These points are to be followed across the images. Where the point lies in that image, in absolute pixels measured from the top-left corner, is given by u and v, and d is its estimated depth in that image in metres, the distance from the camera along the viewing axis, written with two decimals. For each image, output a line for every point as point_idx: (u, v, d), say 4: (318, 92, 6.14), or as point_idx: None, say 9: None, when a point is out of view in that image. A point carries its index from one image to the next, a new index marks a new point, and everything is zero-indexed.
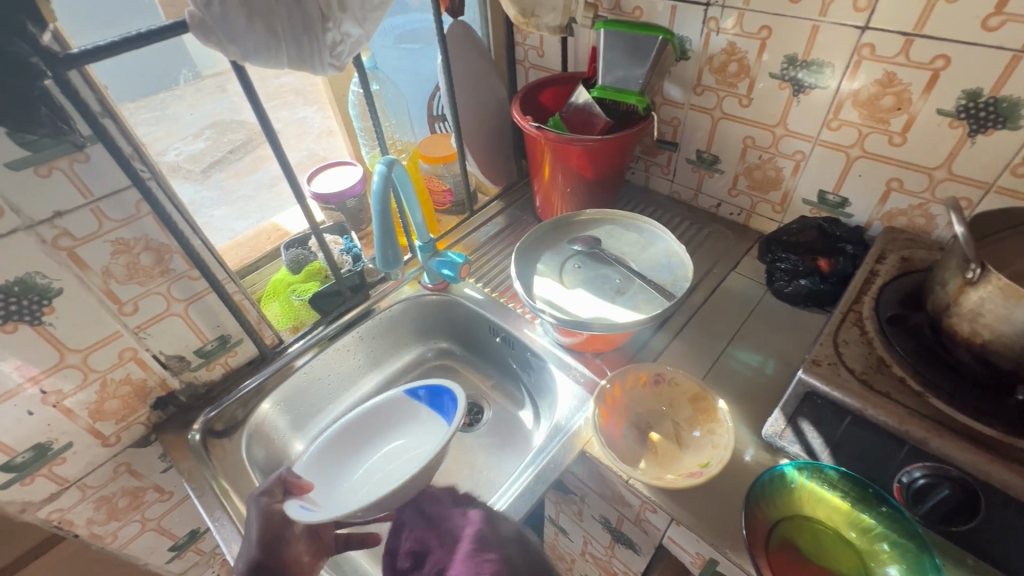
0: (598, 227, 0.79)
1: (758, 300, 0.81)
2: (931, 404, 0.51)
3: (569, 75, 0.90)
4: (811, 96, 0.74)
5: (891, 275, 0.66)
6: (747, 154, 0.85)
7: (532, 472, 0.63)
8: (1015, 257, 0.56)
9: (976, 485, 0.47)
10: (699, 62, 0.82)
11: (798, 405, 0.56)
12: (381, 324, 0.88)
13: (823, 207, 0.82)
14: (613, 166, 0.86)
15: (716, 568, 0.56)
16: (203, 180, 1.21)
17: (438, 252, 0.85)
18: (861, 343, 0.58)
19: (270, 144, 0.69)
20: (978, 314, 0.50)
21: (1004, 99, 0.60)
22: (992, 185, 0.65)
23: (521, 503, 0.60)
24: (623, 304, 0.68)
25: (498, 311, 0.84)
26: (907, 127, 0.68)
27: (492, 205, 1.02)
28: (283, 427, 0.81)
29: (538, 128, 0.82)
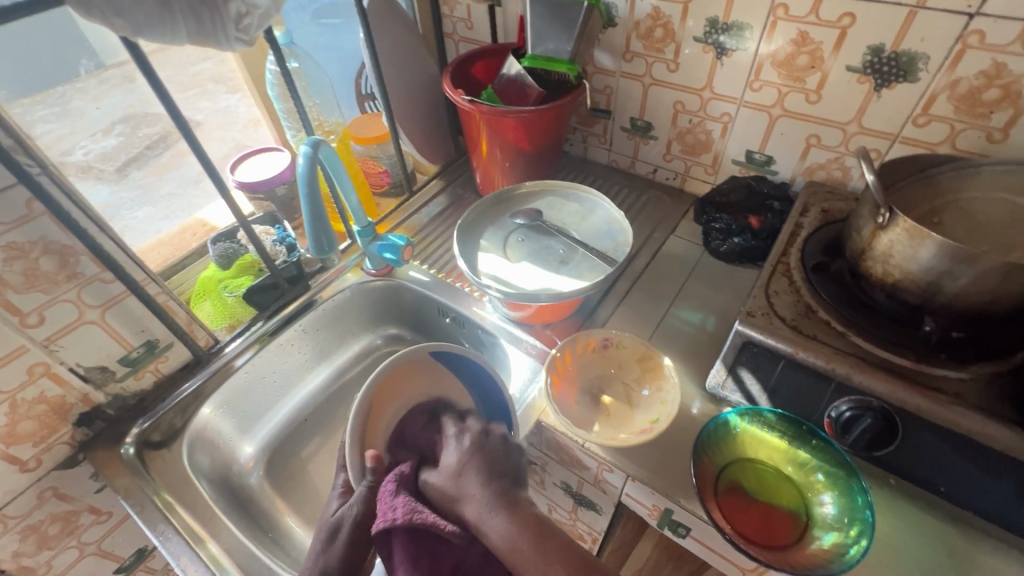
0: (538, 200, 0.79)
1: (696, 260, 0.84)
2: (853, 343, 0.55)
3: (500, 47, 0.88)
4: (733, 58, 0.76)
5: (814, 227, 0.70)
6: (678, 119, 0.87)
7: None
8: (921, 201, 0.59)
9: (894, 412, 0.51)
10: (626, 28, 0.82)
11: (736, 355, 0.59)
12: (324, 315, 0.85)
13: (750, 166, 0.85)
14: (549, 137, 0.85)
15: (672, 517, 0.59)
16: (118, 180, 1.11)
17: (378, 236, 0.83)
18: (790, 293, 0.61)
19: (182, 130, 0.64)
20: (889, 255, 0.54)
21: (903, 53, 0.64)
22: (897, 136, 0.70)
23: None
24: (567, 274, 0.68)
25: (446, 292, 0.83)
26: (821, 85, 0.71)
27: (432, 185, 1.00)
28: (228, 431, 0.77)
29: (470, 102, 0.80)
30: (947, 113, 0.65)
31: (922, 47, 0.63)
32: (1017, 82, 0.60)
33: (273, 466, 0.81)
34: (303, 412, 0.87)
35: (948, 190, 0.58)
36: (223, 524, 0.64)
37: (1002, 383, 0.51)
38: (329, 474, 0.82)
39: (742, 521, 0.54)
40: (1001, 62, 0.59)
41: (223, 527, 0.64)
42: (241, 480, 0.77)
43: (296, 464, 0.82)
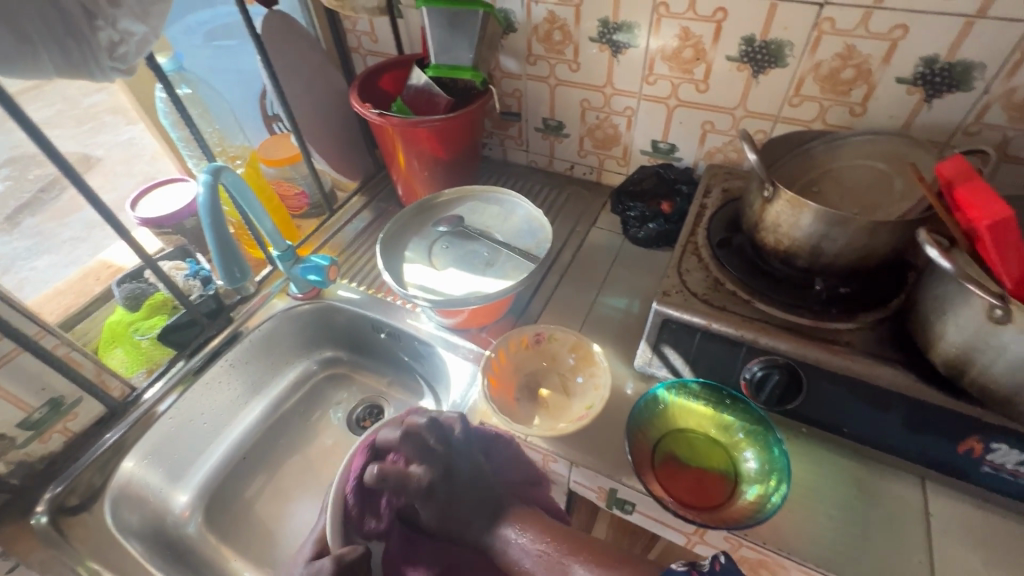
0: (459, 206, 0.80)
1: (618, 248, 0.88)
2: (759, 308, 0.60)
3: (406, 58, 0.89)
4: (627, 55, 0.80)
5: (717, 206, 0.75)
6: (587, 116, 0.91)
7: None
8: (801, 173, 0.65)
9: (799, 367, 0.56)
10: (526, 33, 0.85)
11: (658, 333, 0.63)
12: (253, 346, 0.82)
13: (657, 155, 0.90)
14: (465, 144, 0.87)
15: (617, 495, 0.61)
16: (9, 230, 1.01)
17: (300, 259, 0.80)
18: (700, 269, 0.66)
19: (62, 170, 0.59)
20: (777, 226, 0.59)
21: (772, 41, 0.70)
22: (778, 117, 0.76)
23: None
24: (494, 275, 0.70)
25: (378, 308, 0.82)
26: (707, 75, 0.77)
27: (354, 202, 0.98)
28: (157, 482, 0.72)
29: (380, 115, 0.80)
30: (815, 93, 0.72)
31: (786, 35, 0.69)
32: (867, 61, 0.67)
33: (212, 512, 0.77)
34: (240, 450, 0.83)
35: (822, 161, 0.64)
36: None
37: (884, 327, 0.57)
38: (276, 508, 0.79)
39: (679, 488, 0.58)
40: (851, 45, 0.66)
41: None
42: (178, 531, 0.73)
43: (241, 504, 0.79)
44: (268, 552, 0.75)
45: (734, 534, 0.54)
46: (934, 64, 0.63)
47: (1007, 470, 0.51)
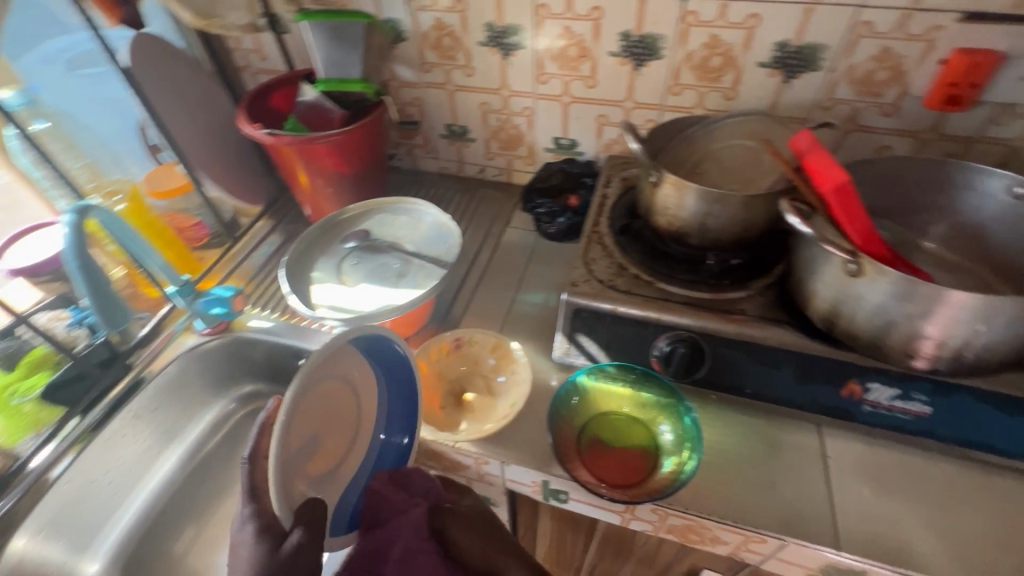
0: (367, 220, 0.79)
1: (533, 245, 0.89)
2: (660, 288, 0.63)
3: (294, 74, 0.86)
4: (517, 56, 0.82)
5: (617, 195, 0.78)
6: (488, 118, 0.92)
7: None
8: (686, 157, 0.69)
9: (700, 338, 0.60)
10: (416, 41, 0.85)
11: (571, 323, 0.65)
12: (159, 392, 0.77)
13: (560, 151, 0.92)
14: (367, 156, 0.85)
15: (551, 486, 0.61)
16: None
17: (201, 292, 0.78)
18: (605, 257, 0.68)
19: None
20: (666, 209, 0.63)
21: (647, 35, 0.74)
22: (663, 106, 0.80)
23: None
24: (406, 286, 0.69)
25: (295, 333, 0.79)
26: (594, 71, 0.80)
27: (259, 227, 0.94)
28: (58, 556, 0.67)
29: (271, 134, 0.77)
30: (692, 81, 0.76)
31: (658, 29, 0.73)
32: (731, 49, 0.72)
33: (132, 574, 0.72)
34: (157, 506, 0.77)
35: (702, 144, 0.69)
36: None
37: (770, 292, 0.62)
38: (208, 560, 0.74)
39: (604, 469, 0.60)
40: (715, 35, 0.71)
41: None
42: None
43: (167, 562, 0.74)
44: None
45: (659, 505, 0.56)
46: (787, 48, 0.69)
47: (884, 406, 0.56)
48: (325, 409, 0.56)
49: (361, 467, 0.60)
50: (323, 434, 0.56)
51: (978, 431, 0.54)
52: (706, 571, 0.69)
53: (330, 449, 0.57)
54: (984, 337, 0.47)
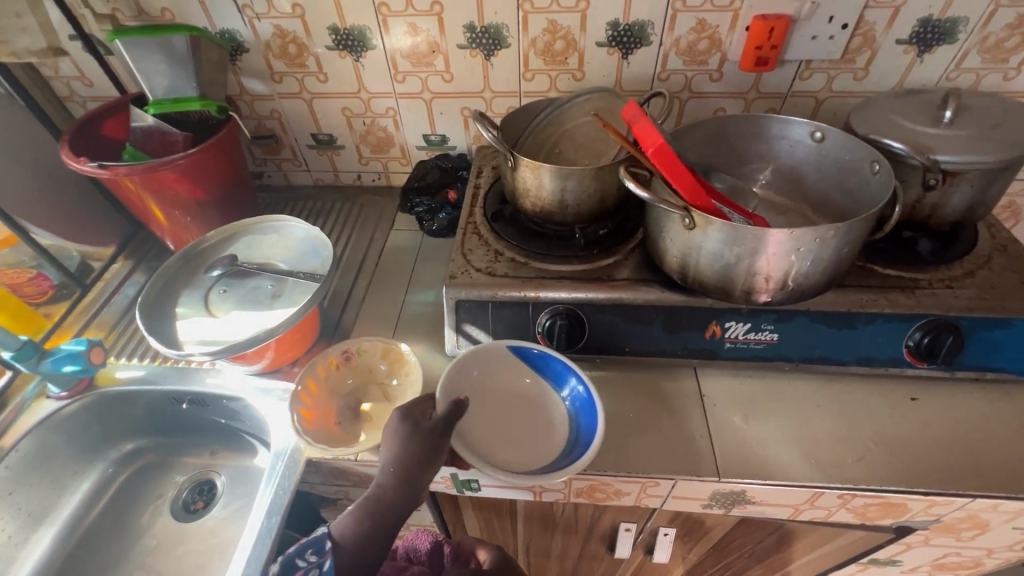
0: (233, 245, 0.74)
1: (419, 244, 0.89)
2: (535, 267, 0.66)
3: (123, 99, 0.78)
4: (368, 57, 0.81)
5: (489, 184, 0.80)
6: (354, 123, 0.90)
7: (270, 490, 0.60)
8: (544, 139, 0.72)
9: (577, 308, 0.63)
10: (259, 50, 0.81)
11: (456, 315, 0.65)
12: (14, 472, 0.68)
13: (433, 147, 0.92)
14: (225, 177, 0.80)
15: (461, 478, 0.62)
16: None
17: (48, 352, 0.69)
18: (481, 246, 0.70)
19: None
20: (528, 191, 0.65)
21: (490, 26, 0.76)
22: (520, 92, 0.83)
23: (273, 519, 0.58)
24: (282, 306, 0.66)
25: (171, 377, 0.73)
26: (447, 65, 0.81)
27: (116, 268, 0.86)
28: None
29: (104, 167, 0.70)
30: (541, 66, 0.79)
31: (500, 19, 0.75)
32: (570, 32, 0.75)
33: None
34: None
35: (556, 126, 0.72)
36: None
37: (635, 254, 0.67)
38: None
39: None
40: (553, 20, 0.74)
41: None
42: None
43: None
44: None
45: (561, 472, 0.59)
46: (618, 27, 0.74)
47: (742, 340, 0.63)
48: (495, 422, 0.61)
49: (569, 442, 0.59)
50: (499, 443, 0.59)
51: (817, 347, 0.62)
52: (624, 524, 0.72)
53: (498, 450, 0.58)
54: (801, 265, 0.54)
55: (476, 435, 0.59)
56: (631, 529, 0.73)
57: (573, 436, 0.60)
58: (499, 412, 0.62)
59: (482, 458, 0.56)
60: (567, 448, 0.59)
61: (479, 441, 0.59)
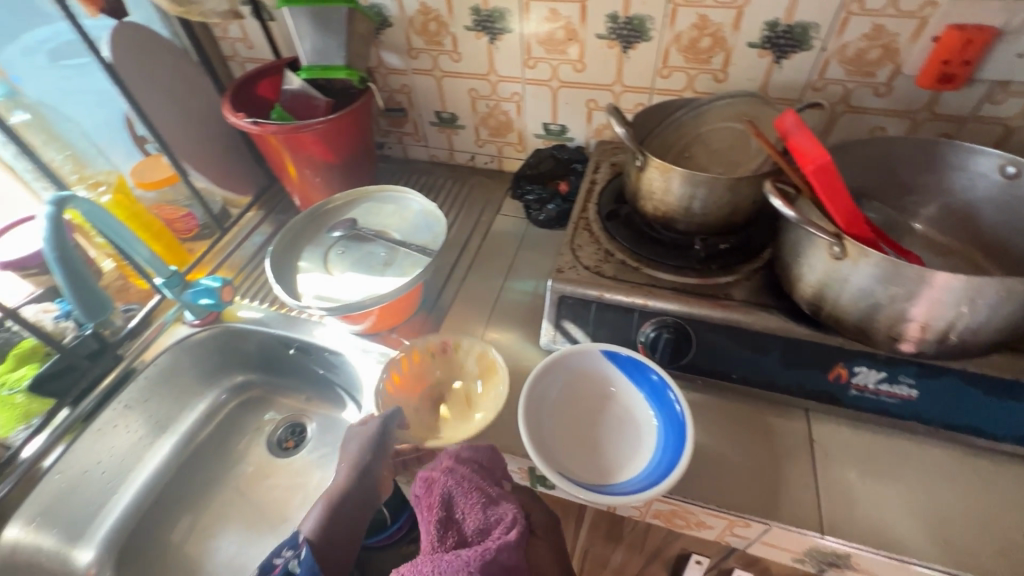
0: (353, 209, 0.78)
1: (523, 232, 0.89)
2: (646, 274, 0.63)
3: (279, 62, 0.85)
4: (504, 41, 0.81)
5: (606, 181, 0.77)
6: (477, 105, 0.91)
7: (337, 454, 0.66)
8: (675, 141, 0.68)
9: (687, 324, 0.59)
10: (402, 26, 0.84)
11: (557, 310, 0.64)
12: (150, 383, 0.77)
13: (551, 137, 0.91)
14: (354, 144, 0.84)
15: (537, 472, 0.61)
16: None
17: (189, 283, 0.77)
18: (591, 244, 0.68)
19: None
20: (652, 193, 0.62)
21: (633, 17, 0.73)
22: (652, 89, 0.79)
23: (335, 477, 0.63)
24: (392, 274, 0.69)
25: (284, 323, 0.79)
26: (581, 54, 0.79)
27: (249, 217, 0.94)
28: (52, 544, 0.68)
29: (255, 123, 0.76)
30: (681, 64, 0.75)
31: (645, 10, 0.72)
32: (720, 29, 0.70)
33: (125, 562, 0.73)
34: (151, 493, 0.78)
35: (691, 128, 0.68)
36: None
37: (758, 276, 0.62)
38: (203, 546, 0.75)
39: None
40: (703, 15, 0.70)
41: None
42: None
43: (165, 548, 0.75)
44: None
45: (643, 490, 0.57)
46: (777, 27, 0.68)
47: (871, 390, 0.56)
48: (576, 426, 0.59)
49: (653, 459, 0.55)
50: (576, 449, 0.57)
51: (965, 413, 0.54)
52: (695, 556, 0.68)
53: (575, 456, 0.56)
54: (970, 319, 0.46)
55: (549, 435, 0.57)
56: (701, 562, 0.69)
57: (658, 454, 0.55)
58: (581, 417, 0.59)
59: (557, 461, 0.55)
60: (650, 466, 0.54)
61: (551, 443, 0.57)
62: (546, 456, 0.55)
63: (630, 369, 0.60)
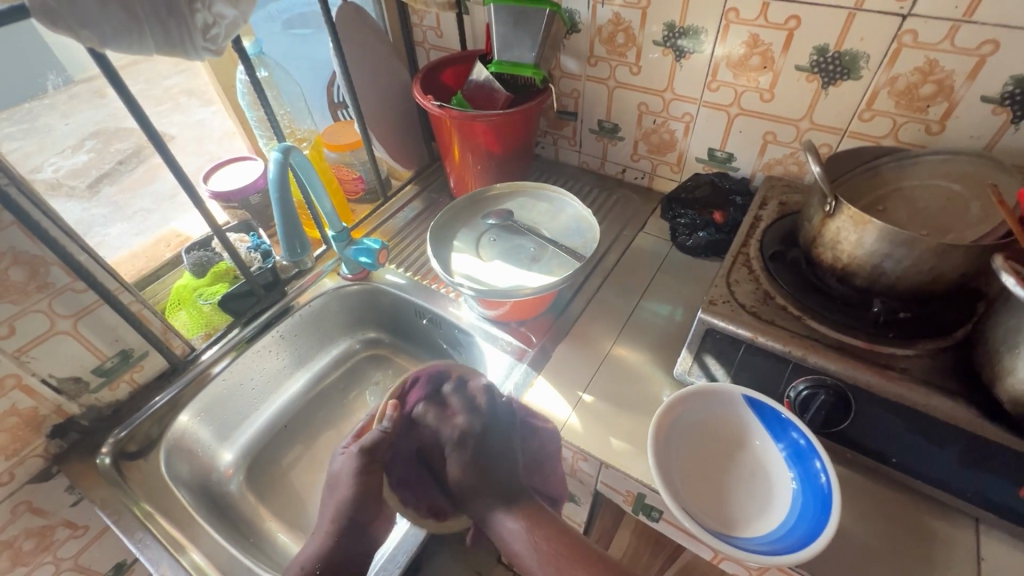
0: (509, 201, 0.82)
1: (665, 255, 0.87)
2: (809, 325, 0.58)
3: (467, 53, 0.90)
4: (691, 61, 0.79)
5: (772, 219, 0.73)
6: (643, 120, 0.90)
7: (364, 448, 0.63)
8: (868, 191, 0.63)
9: (848, 390, 0.54)
10: (589, 33, 0.85)
11: (701, 342, 0.62)
12: (302, 321, 0.86)
13: (713, 163, 0.88)
14: (519, 139, 0.87)
15: (645, 501, 0.60)
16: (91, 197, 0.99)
17: (354, 241, 0.85)
18: (749, 281, 0.64)
19: (159, 152, 0.66)
20: (837, 241, 0.57)
21: (846, 52, 0.67)
22: (846, 130, 0.73)
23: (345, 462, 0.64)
24: (539, 270, 0.71)
25: (422, 294, 0.85)
26: (773, 84, 0.74)
27: (406, 191, 1.02)
28: (206, 439, 0.78)
29: (440, 106, 0.82)
30: (889, 108, 0.69)
31: (862, 47, 0.66)
32: (949, 78, 0.63)
33: (253, 472, 0.82)
34: (283, 418, 0.88)
35: (892, 180, 0.62)
36: (203, 529, 0.65)
37: (946, 357, 0.54)
38: (311, 478, 0.83)
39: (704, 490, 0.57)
40: (934, 59, 0.63)
41: (203, 533, 0.64)
42: (222, 487, 0.78)
43: (279, 470, 0.83)
44: (303, 516, 0.79)
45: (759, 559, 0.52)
46: None
47: None
48: (702, 466, 0.57)
49: (777, 527, 0.51)
50: (697, 489, 0.55)
51: None
52: None
53: (693, 495, 0.54)
54: None
55: (674, 470, 0.55)
56: None
57: (788, 524, 0.51)
58: (709, 459, 0.57)
59: (676, 493, 0.53)
60: (775, 535, 0.50)
61: (675, 479, 0.55)
62: (669, 485, 0.53)
63: (778, 425, 0.56)
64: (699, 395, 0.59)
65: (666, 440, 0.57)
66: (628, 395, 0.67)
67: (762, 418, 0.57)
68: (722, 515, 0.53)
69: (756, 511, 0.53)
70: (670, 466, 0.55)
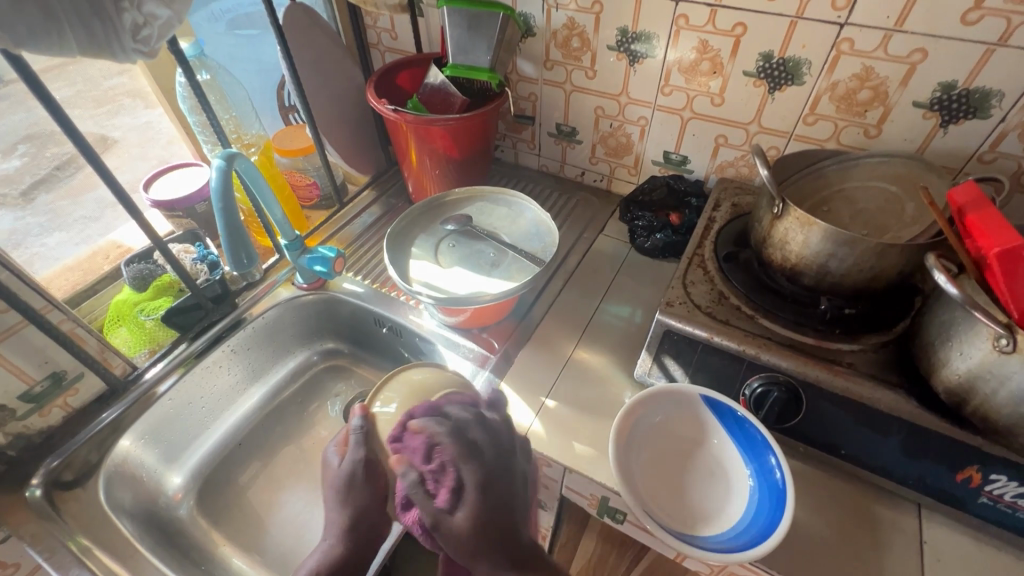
0: (469, 206, 0.81)
1: (624, 257, 0.88)
2: (762, 325, 0.59)
3: (422, 56, 0.89)
4: (645, 64, 0.80)
5: (725, 221, 0.74)
6: (600, 123, 0.91)
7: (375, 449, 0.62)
8: (812, 193, 0.65)
9: (799, 386, 0.55)
10: (545, 38, 0.85)
11: (660, 344, 0.63)
12: (255, 333, 0.83)
13: (669, 165, 0.89)
14: (477, 143, 0.86)
15: (609, 504, 0.60)
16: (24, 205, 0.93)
17: (308, 249, 0.81)
18: (704, 282, 0.65)
19: (88, 159, 0.62)
20: (786, 241, 0.58)
21: (789, 59, 0.70)
22: (791, 134, 0.76)
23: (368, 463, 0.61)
24: (499, 276, 0.71)
25: (382, 302, 0.83)
26: (723, 89, 0.76)
27: (363, 197, 1.00)
28: (152, 462, 0.74)
29: (394, 110, 0.80)
30: (830, 112, 0.72)
31: (804, 54, 0.68)
32: (884, 84, 0.66)
33: (205, 495, 0.78)
34: (236, 436, 0.84)
35: (835, 181, 0.64)
36: (148, 560, 0.61)
37: (887, 350, 0.56)
38: (268, 497, 0.79)
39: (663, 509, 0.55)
40: (869, 66, 0.66)
41: (147, 564, 0.60)
42: (169, 513, 0.73)
43: (233, 491, 0.80)
44: (258, 539, 0.76)
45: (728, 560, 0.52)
46: (952, 90, 0.63)
47: (1005, 502, 0.51)
48: (664, 467, 0.57)
49: (738, 523, 0.52)
50: (660, 490, 0.55)
51: None
52: None
53: (658, 497, 0.55)
54: None
55: (637, 474, 0.56)
56: None
57: (747, 519, 0.52)
58: (671, 459, 0.58)
59: (640, 497, 0.54)
60: (735, 530, 0.52)
61: (638, 484, 0.55)
62: (633, 490, 0.54)
63: (736, 423, 0.57)
64: (657, 397, 0.59)
65: (627, 445, 0.57)
66: (589, 399, 0.67)
67: (720, 416, 0.58)
68: (686, 515, 0.54)
69: (718, 508, 0.54)
70: (632, 470, 0.56)
